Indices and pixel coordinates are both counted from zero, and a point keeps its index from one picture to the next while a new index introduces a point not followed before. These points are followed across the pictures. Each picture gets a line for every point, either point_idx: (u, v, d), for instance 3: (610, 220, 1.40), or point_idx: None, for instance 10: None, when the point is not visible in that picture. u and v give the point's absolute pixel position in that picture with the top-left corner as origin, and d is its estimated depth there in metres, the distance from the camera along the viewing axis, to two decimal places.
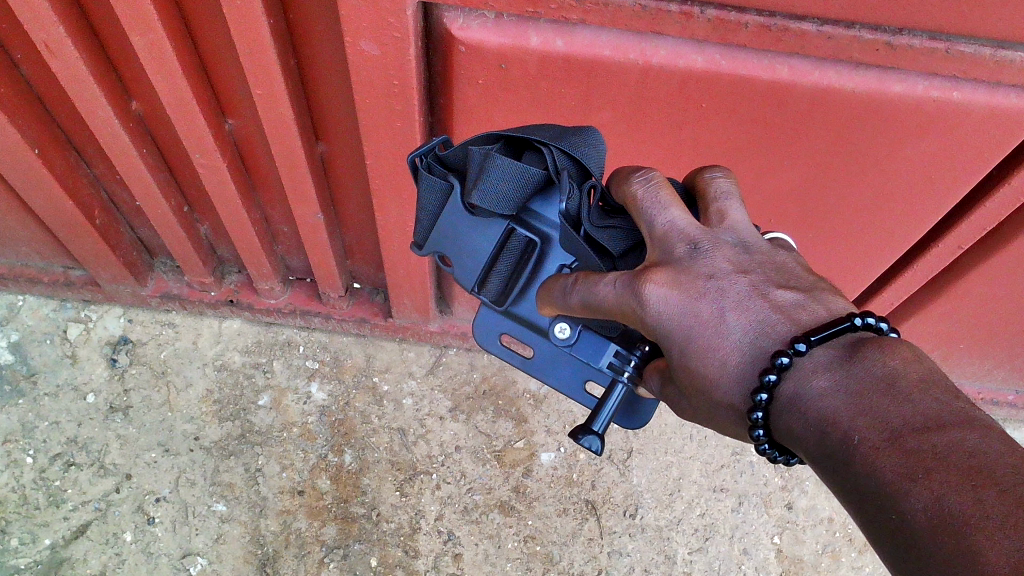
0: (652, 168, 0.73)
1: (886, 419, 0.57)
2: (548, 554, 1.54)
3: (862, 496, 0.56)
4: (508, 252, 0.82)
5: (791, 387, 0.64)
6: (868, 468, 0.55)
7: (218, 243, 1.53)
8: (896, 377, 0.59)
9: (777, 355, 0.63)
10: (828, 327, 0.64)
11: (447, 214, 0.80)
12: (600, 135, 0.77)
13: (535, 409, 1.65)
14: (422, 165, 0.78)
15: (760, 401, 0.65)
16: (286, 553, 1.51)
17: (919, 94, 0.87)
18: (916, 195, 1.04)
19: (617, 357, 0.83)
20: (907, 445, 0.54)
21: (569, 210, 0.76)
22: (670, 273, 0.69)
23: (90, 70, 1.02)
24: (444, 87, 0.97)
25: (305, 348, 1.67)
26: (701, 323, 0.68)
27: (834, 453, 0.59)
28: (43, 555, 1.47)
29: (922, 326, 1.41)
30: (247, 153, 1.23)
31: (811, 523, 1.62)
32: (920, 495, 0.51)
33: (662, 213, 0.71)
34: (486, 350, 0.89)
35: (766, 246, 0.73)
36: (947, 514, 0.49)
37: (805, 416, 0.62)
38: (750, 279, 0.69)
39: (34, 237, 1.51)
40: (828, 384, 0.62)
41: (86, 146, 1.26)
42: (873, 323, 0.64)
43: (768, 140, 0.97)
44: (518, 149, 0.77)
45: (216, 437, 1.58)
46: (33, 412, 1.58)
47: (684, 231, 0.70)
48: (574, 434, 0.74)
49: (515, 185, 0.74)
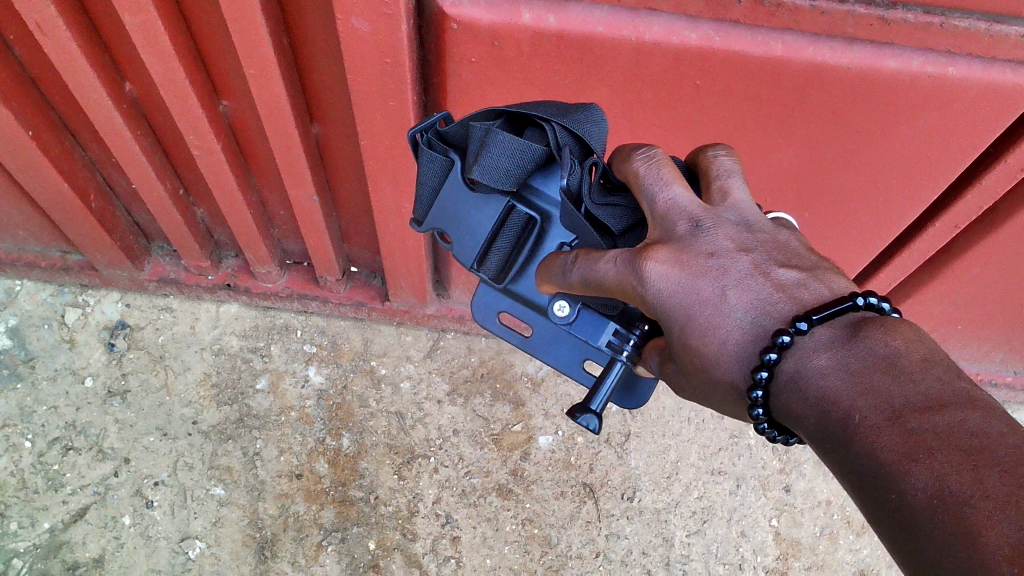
0: (654, 146, 0.72)
1: (888, 398, 0.56)
2: (546, 537, 1.54)
3: (859, 475, 0.55)
4: (508, 229, 0.82)
5: (792, 365, 0.63)
6: (867, 447, 0.55)
7: (215, 227, 1.53)
8: (897, 357, 0.59)
9: (778, 334, 0.63)
10: (830, 306, 0.63)
11: (447, 191, 0.80)
12: (602, 113, 0.76)
13: (533, 393, 1.65)
14: (422, 141, 0.77)
15: (760, 379, 0.64)
16: (285, 536, 1.51)
17: (914, 70, 0.86)
18: (913, 172, 1.03)
19: (616, 336, 0.84)
20: (908, 425, 0.54)
21: (571, 187, 0.75)
22: (671, 251, 0.69)
23: (84, 52, 1.02)
24: (437, 66, 0.96)
25: (302, 333, 1.67)
26: (702, 301, 0.68)
27: (833, 431, 0.59)
28: (43, 538, 1.48)
29: (921, 307, 1.41)
30: (243, 136, 1.23)
31: (809, 506, 1.62)
32: (921, 474, 0.51)
33: (664, 190, 0.70)
34: (485, 327, 0.89)
35: (768, 225, 0.73)
36: (947, 494, 0.49)
37: (805, 394, 0.62)
38: (752, 258, 0.69)
39: (31, 222, 1.51)
40: (829, 363, 0.61)
41: (82, 130, 1.26)
42: (876, 303, 0.64)
43: (764, 117, 0.96)
44: (519, 125, 0.76)
45: (214, 421, 1.58)
46: (32, 396, 1.58)
47: (686, 208, 0.70)
48: (572, 412, 0.74)
49: (515, 161, 0.74)
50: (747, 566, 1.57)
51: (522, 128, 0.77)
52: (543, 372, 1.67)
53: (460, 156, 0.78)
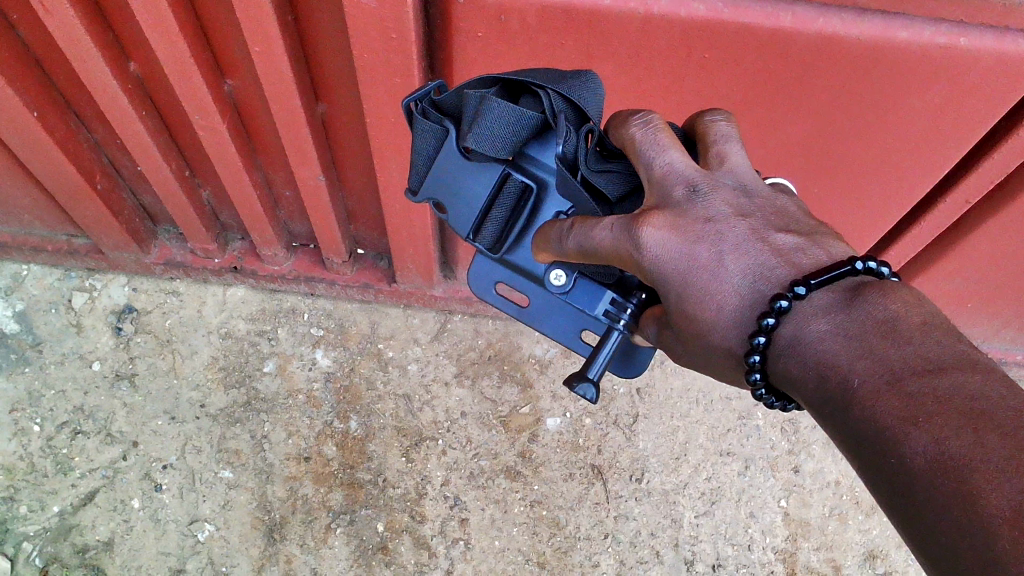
0: (651, 112, 0.72)
1: (887, 362, 0.55)
2: (554, 519, 1.54)
3: (859, 440, 0.55)
4: (504, 198, 0.81)
5: (791, 330, 0.63)
6: (867, 411, 0.54)
7: (220, 209, 1.52)
8: (896, 321, 0.58)
9: (776, 299, 0.62)
10: (829, 271, 0.61)
11: (442, 160, 0.79)
12: (598, 79, 0.75)
13: (541, 374, 1.64)
14: (416, 110, 0.76)
15: (757, 344, 0.64)
16: (293, 519, 1.51)
17: (925, 41, 0.85)
18: (923, 146, 1.03)
19: (613, 306, 0.83)
20: (907, 388, 0.53)
21: (567, 154, 0.74)
22: (668, 217, 0.68)
23: (87, 30, 1.01)
24: (443, 41, 0.96)
25: (309, 316, 1.67)
26: (699, 267, 0.68)
27: (832, 396, 0.58)
28: (52, 521, 1.48)
29: (930, 285, 1.40)
30: (247, 115, 1.22)
31: (818, 486, 1.62)
32: (920, 438, 0.50)
33: (661, 155, 0.69)
34: (483, 300, 0.89)
35: (766, 190, 0.72)
36: (947, 457, 0.48)
37: (803, 359, 0.61)
38: (750, 223, 0.68)
39: (37, 205, 1.50)
40: (827, 327, 0.61)
41: (86, 111, 1.25)
42: (875, 267, 0.62)
43: (772, 91, 0.96)
44: (514, 93, 0.75)
45: (222, 405, 1.58)
46: (40, 380, 1.58)
47: (683, 173, 0.69)
48: (570, 382, 0.74)
49: (511, 129, 0.73)
50: (756, 547, 1.57)
51: (517, 95, 0.76)
52: (551, 353, 1.66)
53: (455, 124, 0.77)
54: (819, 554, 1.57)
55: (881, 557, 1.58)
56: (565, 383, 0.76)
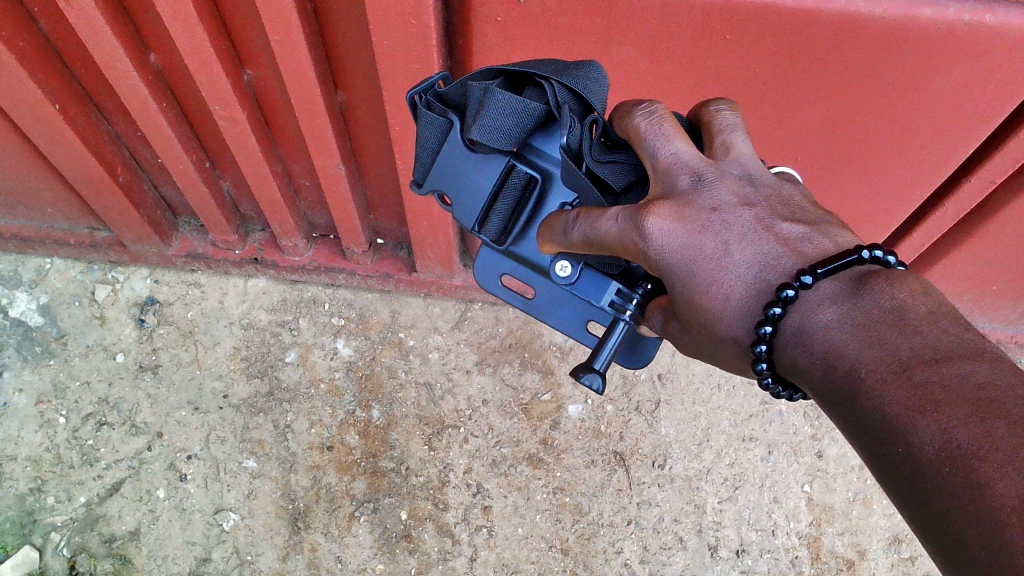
0: (656, 101, 0.71)
1: (893, 351, 0.55)
2: (577, 506, 1.54)
3: (866, 430, 0.54)
4: (509, 189, 0.81)
5: (797, 320, 0.62)
6: (873, 401, 0.54)
7: (240, 200, 1.53)
8: (903, 310, 0.57)
9: (781, 288, 0.61)
10: (836, 259, 0.61)
11: (448, 152, 0.79)
12: (602, 70, 0.74)
13: (562, 361, 1.64)
14: (421, 103, 0.77)
15: (764, 334, 0.63)
16: (317, 508, 1.52)
17: (950, 19, 0.84)
18: (947, 126, 1.02)
19: (619, 296, 0.83)
20: (915, 377, 0.52)
21: (571, 144, 0.74)
22: (673, 206, 0.67)
23: (108, 21, 1.01)
24: (463, 26, 0.95)
25: (330, 306, 1.67)
26: (705, 257, 0.67)
27: (839, 386, 0.57)
28: (79, 512, 1.50)
29: (954, 266, 1.39)
30: (266, 105, 1.23)
31: (842, 471, 1.61)
32: (928, 428, 0.49)
33: (666, 145, 0.69)
34: (487, 292, 0.88)
35: (771, 178, 0.71)
36: (955, 447, 0.48)
37: (810, 349, 0.61)
38: (756, 212, 0.68)
39: (59, 197, 1.51)
40: (834, 316, 0.60)
41: (107, 103, 1.26)
42: (882, 257, 0.61)
43: (792, 73, 0.95)
44: (519, 84, 0.75)
45: (245, 395, 1.59)
46: (65, 372, 1.60)
47: (688, 163, 0.69)
48: (575, 372, 0.74)
49: (515, 120, 0.73)
50: (780, 532, 1.56)
51: (522, 87, 0.76)
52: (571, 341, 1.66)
53: (461, 117, 0.78)
54: (844, 539, 1.56)
55: (907, 541, 1.57)
56: (571, 374, 0.75)
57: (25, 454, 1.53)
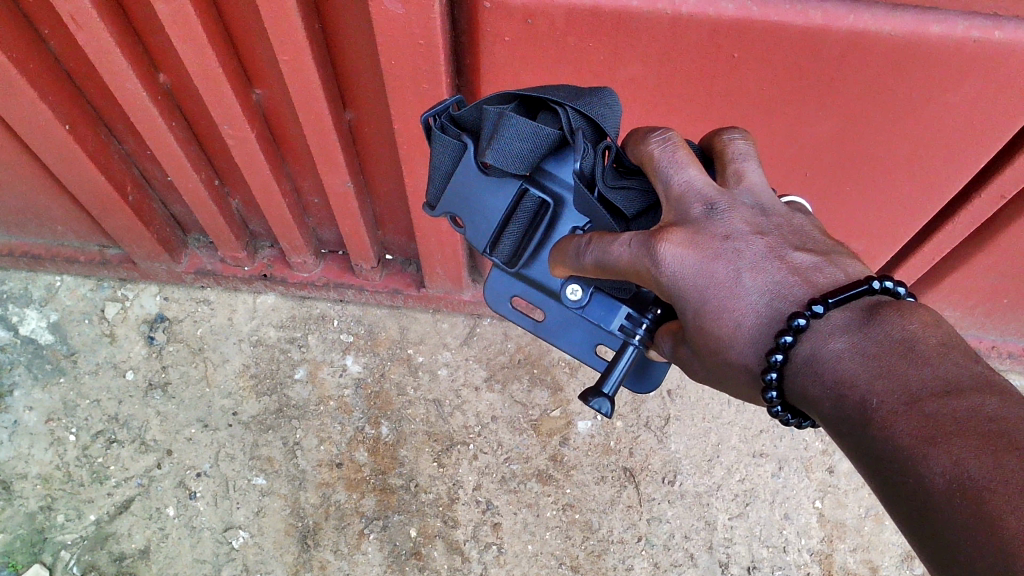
0: (670, 128, 0.71)
1: (904, 382, 0.55)
2: (587, 523, 1.54)
3: (876, 460, 0.54)
4: (521, 213, 0.81)
5: (808, 349, 0.62)
6: (885, 432, 0.53)
7: (250, 217, 1.53)
8: (915, 342, 0.57)
9: (793, 317, 0.61)
10: (847, 290, 0.61)
11: (461, 175, 0.79)
12: (615, 95, 0.74)
13: (571, 377, 1.63)
14: (435, 125, 0.76)
15: (775, 362, 0.63)
16: (326, 526, 1.52)
17: (959, 35, 0.84)
18: (957, 142, 1.01)
19: (629, 320, 0.83)
20: (925, 409, 0.52)
21: (584, 170, 0.73)
22: (686, 233, 0.67)
23: (118, 43, 1.02)
24: (471, 46, 0.96)
25: (339, 322, 1.68)
26: (716, 284, 0.67)
27: (850, 416, 0.57)
28: (89, 530, 1.50)
29: (965, 280, 1.38)
30: (275, 123, 1.23)
31: (853, 487, 1.60)
32: (939, 458, 0.49)
33: (680, 172, 0.69)
34: (498, 314, 0.88)
35: (782, 208, 0.71)
36: (965, 478, 0.47)
37: (821, 379, 0.61)
38: (767, 241, 0.68)
39: (69, 216, 1.52)
40: (845, 346, 0.60)
41: (117, 123, 1.27)
42: (891, 287, 0.62)
43: (801, 90, 0.95)
44: (532, 109, 0.75)
45: (254, 412, 1.59)
46: (76, 390, 1.60)
47: (701, 191, 0.69)
48: (584, 396, 0.74)
49: (529, 144, 0.73)
50: (791, 549, 1.55)
51: (535, 112, 0.76)
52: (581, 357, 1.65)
53: (475, 141, 0.78)
54: (856, 556, 1.55)
55: (919, 558, 1.55)
56: (581, 397, 0.76)
57: (35, 472, 1.54)
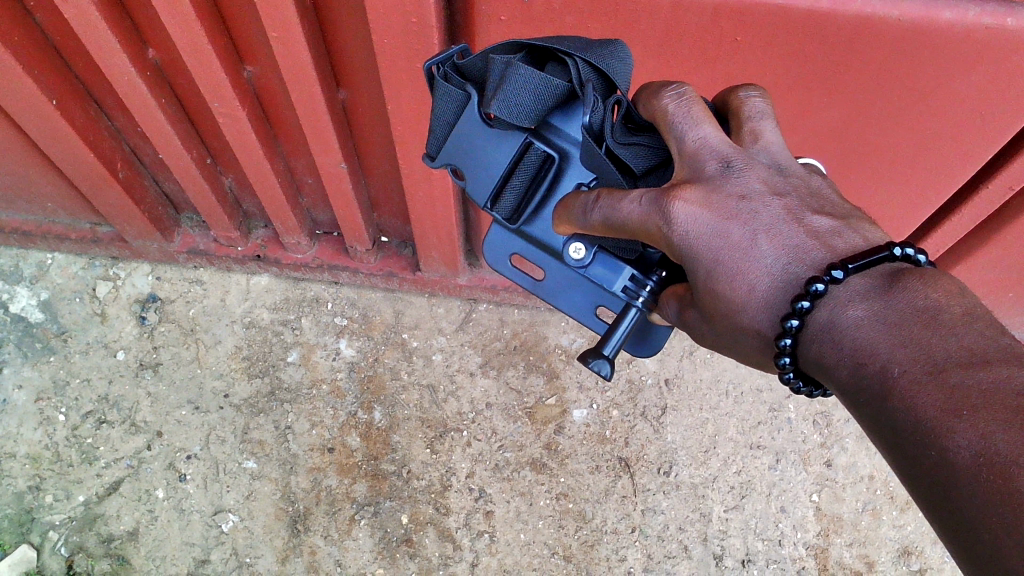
0: (684, 83, 0.69)
1: (927, 351, 0.54)
2: (581, 512, 1.52)
3: (896, 431, 0.53)
4: (525, 167, 0.77)
5: (826, 315, 0.61)
6: (907, 402, 0.53)
7: (243, 196, 1.51)
8: (937, 312, 0.56)
9: (811, 282, 0.60)
10: (868, 255, 0.60)
11: (463, 126, 0.76)
12: (627, 49, 0.72)
13: (567, 365, 1.62)
14: (438, 74, 0.73)
15: (789, 327, 0.62)
16: (317, 510, 1.50)
17: (969, 22, 0.81)
18: (965, 132, 0.99)
19: (632, 282, 0.80)
20: (950, 380, 0.51)
21: (593, 125, 0.71)
22: (700, 192, 0.66)
23: (104, 18, 0.99)
24: (466, 25, 0.93)
25: (333, 305, 1.65)
26: (731, 246, 0.66)
27: (869, 385, 0.56)
28: (77, 511, 1.48)
29: (969, 275, 1.35)
30: (268, 102, 1.20)
31: (851, 481, 1.58)
32: (965, 432, 0.49)
33: (694, 129, 0.67)
34: (495, 272, 0.85)
35: (799, 169, 0.70)
36: (992, 453, 0.47)
37: (838, 346, 0.60)
38: (785, 202, 0.66)
39: (60, 193, 1.50)
40: (864, 313, 0.59)
41: (106, 98, 1.24)
42: (912, 255, 0.60)
43: (806, 75, 0.92)
44: (539, 61, 0.72)
45: (246, 394, 1.57)
46: (65, 369, 1.58)
47: (716, 148, 0.67)
48: (584, 357, 0.72)
49: (536, 96, 0.69)
50: (787, 542, 1.53)
51: (543, 63, 0.72)
52: (576, 344, 1.63)
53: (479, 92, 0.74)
54: (852, 550, 1.53)
55: (916, 554, 1.53)
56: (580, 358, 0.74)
57: (24, 451, 1.52)
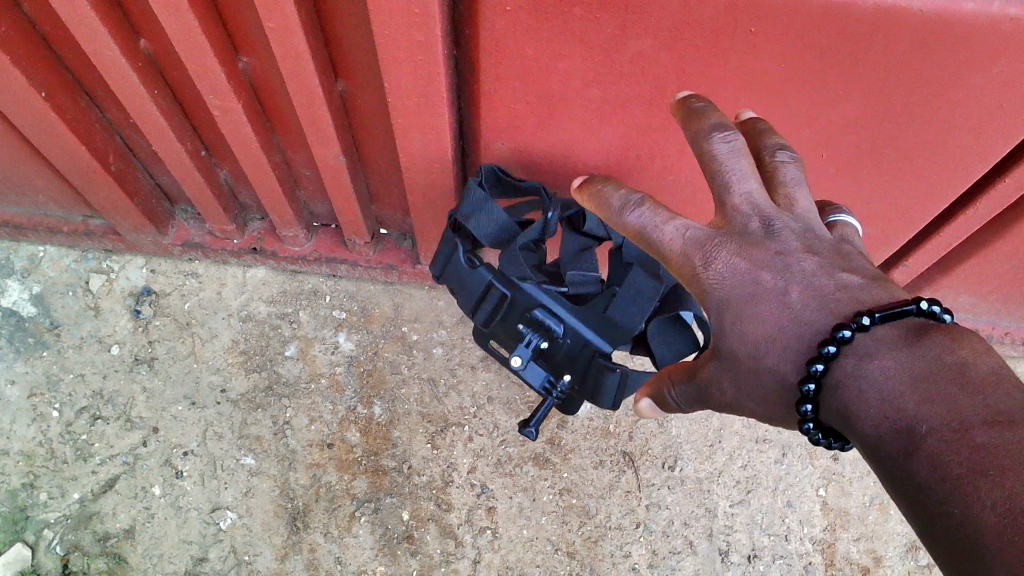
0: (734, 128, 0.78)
1: (956, 409, 0.60)
2: (584, 508, 1.50)
3: (923, 488, 0.59)
4: None
5: (847, 364, 0.70)
6: (935, 460, 0.58)
7: (239, 188, 1.47)
8: (965, 368, 0.63)
9: (840, 328, 0.69)
10: (892, 308, 0.69)
11: None
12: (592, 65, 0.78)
13: None
14: None
15: (815, 370, 0.71)
16: (317, 507, 1.48)
17: (994, 13, 0.78)
18: (986, 126, 0.96)
19: None
20: (976, 438, 0.56)
21: None
22: None
23: (94, 9, 0.96)
24: (470, 16, 0.90)
25: (331, 298, 1.62)
26: None
27: (907, 440, 0.62)
28: (73, 509, 1.46)
29: (981, 268, 1.32)
30: (264, 93, 1.17)
31: (858, 474, 1.56)
32: (990, 493, 0.53)
33: (743, 184, 0.78)
34: None
35: None
36: (1017, 510, 0.51)
37: (867, 397, 0.67)
38: None
39: (51, 186, 1.46)
40: (889, 366, 0.67)
41: (97, 90, 1.20)
42: (935, 312, 0.69)
43: (824, 68, 0.89)
44: None
45: (243, 389, 1.55)
46: (58, 364, 1.55)
47: (759, 204, 0.78)
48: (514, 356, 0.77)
49: None
50: (793, 537, 1.51)
51: None
52: None
53: None
54: (858, 545, 1.52)
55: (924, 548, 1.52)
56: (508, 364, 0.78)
57: (17, 448, 1.49)
